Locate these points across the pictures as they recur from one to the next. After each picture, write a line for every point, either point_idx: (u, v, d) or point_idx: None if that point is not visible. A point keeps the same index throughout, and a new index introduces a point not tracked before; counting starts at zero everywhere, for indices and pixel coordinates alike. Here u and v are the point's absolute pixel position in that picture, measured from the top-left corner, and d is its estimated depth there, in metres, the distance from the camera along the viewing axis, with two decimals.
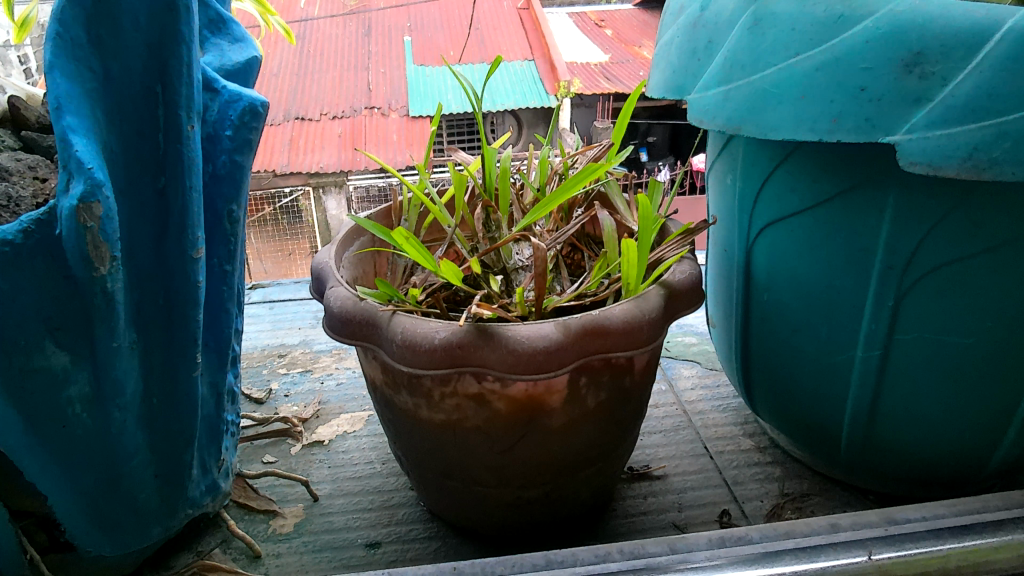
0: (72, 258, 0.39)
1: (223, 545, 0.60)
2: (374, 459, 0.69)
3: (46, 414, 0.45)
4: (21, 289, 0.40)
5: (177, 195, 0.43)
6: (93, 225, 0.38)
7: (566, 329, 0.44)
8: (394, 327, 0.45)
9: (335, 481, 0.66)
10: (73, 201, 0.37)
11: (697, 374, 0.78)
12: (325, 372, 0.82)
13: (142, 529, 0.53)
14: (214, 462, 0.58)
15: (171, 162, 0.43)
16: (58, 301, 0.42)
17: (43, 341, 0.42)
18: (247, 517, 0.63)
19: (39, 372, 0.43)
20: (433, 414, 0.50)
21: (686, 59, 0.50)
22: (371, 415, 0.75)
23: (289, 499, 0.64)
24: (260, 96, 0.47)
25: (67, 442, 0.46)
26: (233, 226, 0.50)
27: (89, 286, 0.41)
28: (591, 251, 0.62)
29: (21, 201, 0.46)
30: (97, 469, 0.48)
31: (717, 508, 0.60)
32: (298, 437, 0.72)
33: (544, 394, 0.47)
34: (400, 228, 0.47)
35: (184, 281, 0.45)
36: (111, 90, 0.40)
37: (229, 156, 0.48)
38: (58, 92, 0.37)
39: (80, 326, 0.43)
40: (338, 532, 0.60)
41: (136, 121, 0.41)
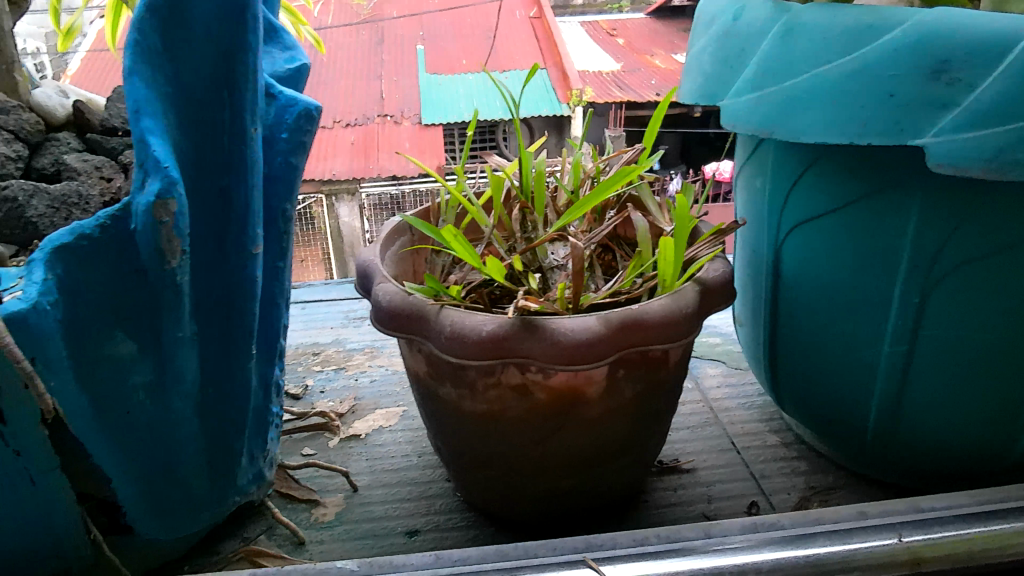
0: (145, 251, 0.42)
1: (267, 531, 0.62)
2: (411, 451, 0.71)
3: (114, 402, 0.47)
4: (96, 281, 0.43)
5: (240, 194, 0.46)
6: (167, 221, 0.41)
7: (607, 323, 0.46)
8: (443, 320, 0.48)
9: (373, 472, 0.69)
10: (150, 198, 0.39)
11: (722, 373, 0.80)
12: (358, 369, 0.84)
13: (192, 512, 0.56)
14: (260, 452, 0.61)
15: (235, 163, 0.45)
16: (127, 293, 0.44)
17: (113, 331, 0.45)
18: (289, 505, 0.65)
19: (108, 360, 0.45)
20: (475, 404, 0.52)
21: (718, 67, 0.52)
22: (405, 410, 0.77)
23: (329, 489, 0.67)
24: (315, 101, 0.50)
25: (129, 428, 0.49)
26: (286, 225, 0.52)
27: (160, 278, 0.43)
28: (623, 251, 0.64)
29: (89, 198, 0.48)
30: (155, 454, 0.51)
31: (745, 500, 0.61)
32: (335, 431, 0.74)
33: (584, 386, 0.49)
34: (448, 226, 0.50)
35: (245, 275, 0.48)
36: (183, 94, 0.42)
37: (284, 158, 0.50)
38: (136, 96, 0.39)
39: (147, 317, 0.46)
40: (377, 520, 0.63)
41: (204, 124, 0.44)
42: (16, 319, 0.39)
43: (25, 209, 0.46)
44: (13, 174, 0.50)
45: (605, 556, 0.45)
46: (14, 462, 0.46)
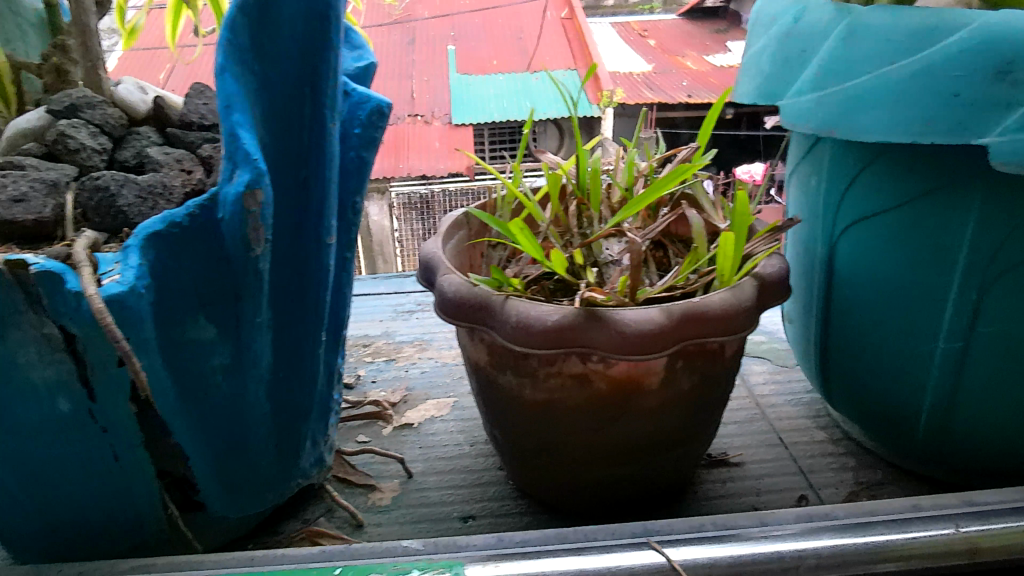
0: (232, 239, 0.44)
1: (327, 514, 0.65)
2: (463, 441, 0.73)
3: (194, 382, 0.49)
4: (183, 267, 0.45)
5: (318, 187, 0.48)
6: (255, 210, 0.43)
7: (668, 315, 0.48)
8: (508, 310, 0.50)
9: (427, 460, 0.71)
10: (241, 188, 0.42)
11: (768, 370, 0.81)
12: (408, 361, 0.87)
13: (259, 489, 0.58)
14: (321, 436, 0.63)
15: (315, 156, 0.47)
16: (212, 279, 0.46)
17: (197, 315, 0.47)
18: (347, 490, 0.68)
19: (191, 343, 0.48)
20: (535, 393, 0.54)
21: (779, 67, 0.53)
22: (456, 401, 0.79)
23: (385, 475, 0.69)
24: (386, 98, 0.52)
25: (207, 407, 0.51)
26: (355, 217, 0.54)
27: (244, 265, 0.45)
28: (677, 248, 0.65)
29: (173, 190, 0.50)
30: (230, 433, 0.53)
31: (795, 493, 0.62)
32: (388, 419, 0.76)
33: (643, 376, 0.51)
34: (515, 219, 0.52)
35: (318, 264, 0.50)
36: (269, 90, 0.45)
37: (356, 152, 0.52)
38: (228, 92, 0.41)
39: (229, 302, 0.48)
40: (433, 506, 0.65)
41: (286, 119, 0.46)
42: (115, 301, 0.42)
43: (117, 199, 0.48)
44: (98, 166, 0.53)
45: (667, 540, 0.47)
46: (102, 438, 0.49)
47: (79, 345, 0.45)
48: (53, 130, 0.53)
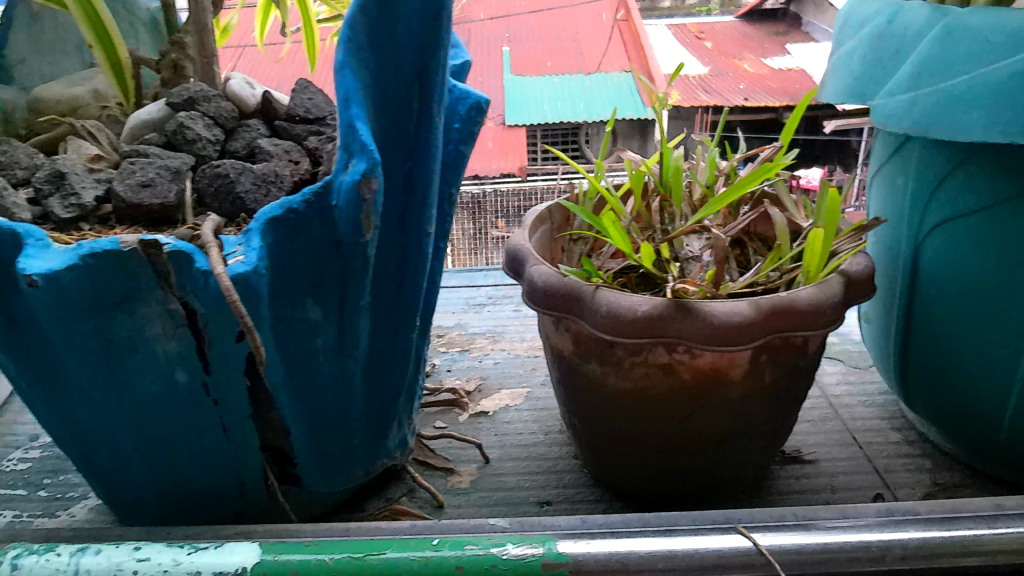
0: (344, 225, 0.47)
1: (409, 493, 0.68)
2: (538, 429, 0.76)
3: (300, 360, 0.53)
4: (298, 252, 0.48)
5: (422, 178, 0.51)
6: (368, 198, 0.45)
7: (757, 308, 0.49)
8: (599, 300, 0.52)
9: (503, 446, 0.74)
10: (357, 176, 0.44)
11: (841, 371, 0.81)
12: (482, 352, 0.90)
13: (350, 466, 0.61)
14: (404, 419, 0.66)
15: (420, 149, 0.50)
16: (323, 263, 0.49)
17: (307, 296, 0.50)
18: (427, 472, 0.71)
19: (300, 323, 0.51)
20: (620, 381, 0.56)
21: (869, 68, 0.54)
22: (529, 391, 0.82)
23: (463, 459, 0.72)
24: (484, 95, 0.54)
25: (310, 385, 0.54)
26: (450, 209, 0.57)
27: (354, 250, 0.48)
28: (756, 246, 0.66)
29: (284, 178, 0.53)
30: (327, 410, 0.57)
31: (870, 492, 0.63)
32: (464, 407, 0.79)
33: (728, 368, 0.53)
34: (607, 212, 0.54)
35: (418, 252, 0.53)
36: (381, 85, 0.47)
37: (455, 146, 0.55)
38: (346, 87, 0.44)
39: (335, 286, 0.51)
40: (511, 490, 0.67)
41: (396, 113, 0.49)
42: (240, 280, 0.45)
43: (235, 185, 0.51)
44: (212, 155, 0.56)
45: (753, 526, 0.48)
46: (213, 410, 0.53)
47: (201, 321, 0.48)
48: (173, 121, 0.57)
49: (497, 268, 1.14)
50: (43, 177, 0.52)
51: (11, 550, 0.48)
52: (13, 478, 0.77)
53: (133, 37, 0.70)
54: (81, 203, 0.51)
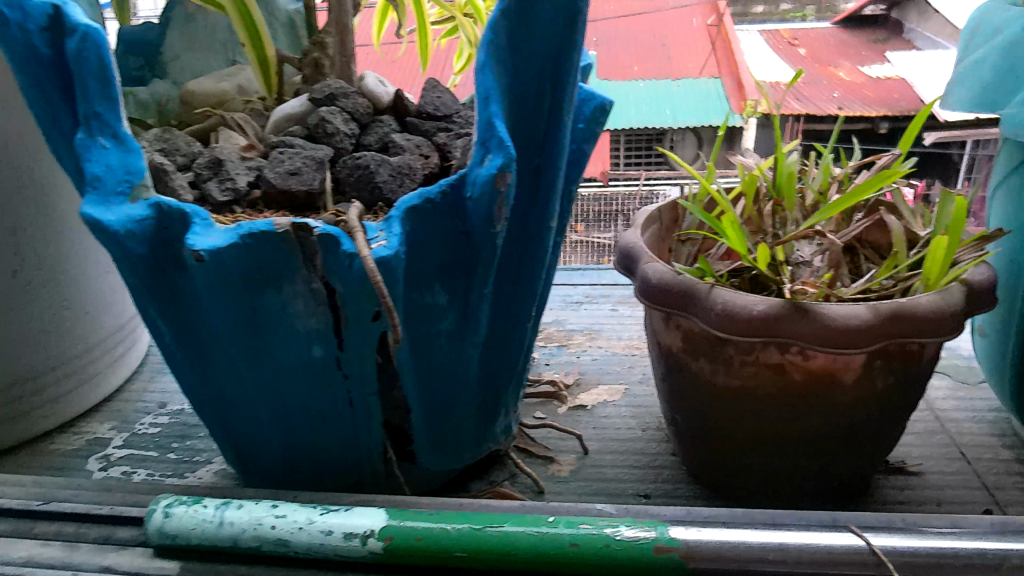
0: (477, 216, 0.50)
1: (511, 478, 0.71)
2: (636, 425, 0.78)
3: (424, 342, 0.56)
4: (431, 239, 0.51)
5: (548, 174, 0.53)
6: (503, 191, 0.48)
7: (876, 312, 0.50)
8: (714, 298, 0.53)
9: (602, 439, 0.76)
10: (493, 170, 0.47)
11: (949, 386, 0.80)
12: (580, 348, 0.93)
13: (460, 445, 0.65)
14: (510, 406, 0.69)
15: (549, 146, 0.52)
16: (453, 252, 0.53)
17: (435, 282, 0.53)
18: (528, 459, 0.74)
19: (427, 307, 0.54)
20: (728, 379, 0.57)
21: (1004, 75, 0.56)
22: (627, 389, 0.84)
23: (562, 449, 0.75)
24: (609, 96, 0.56)
25: (431, 366, 0.58)
26: (569, 205, 0.59)
27: (483, 240, 0.51)
28: (868, 253, 0.66)
29: (417, 170, 0.56)
30: (444, 390, 0.60)
31: (979, 507, 0.62)
32: (563, 399, 0.82)
33: (840, 371, 0.53)
34: (727, 213, 0.56)
35: (539, 245, 0.56)
36: (517, 85, 0.50)
37: (579, 145, 0.57)
38: (487, 87, 0.47)
39: (461, 273, 0.54)
40: (610, 481, 0.69)
41: (529, 112, 0.51)
42: (382, 263, 0.48)
43: (374, 175, 0.55)
44: (348, 148, 0.60)
45: (866, 526, 0.49)
46: (343, 384, 0.56)
47: (340, 300, 0.51)
48: (315, 116, 0.61)
49: (593, 269, 1.17)
50: (203, 163, 0.56)
51: (164, 499, 0.54)
52: (146, 440, 0.84)
53: (276, 37, 0.75)
54: (235, 187, 0.55)
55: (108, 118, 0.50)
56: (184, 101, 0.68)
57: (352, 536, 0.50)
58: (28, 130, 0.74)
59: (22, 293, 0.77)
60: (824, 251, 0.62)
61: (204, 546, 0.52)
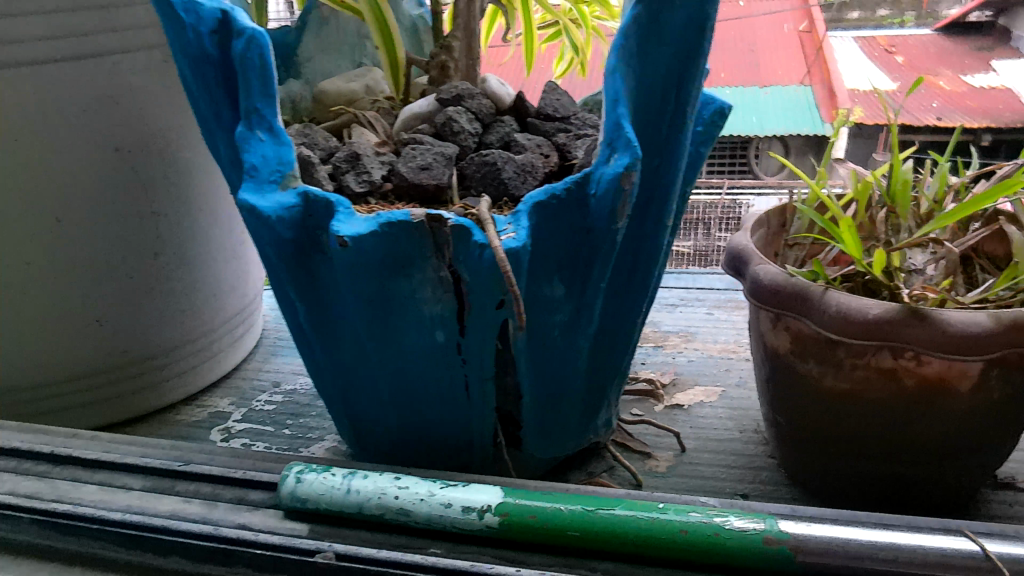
0: (599, 212, 0.53)
1: (609, 470, 0.73)
2: (733, 426, 0.79)
3: (539, 332, 0.59)
4: (553, 233, 0.54)
5: (667, 174, 0.56)
6: (627, 189, 0.51)
7: (997, 320, 0.50)
8: (828, 300, 0.55)
9: (699, 438, 0.77)
10: (619, 169, 0.50)
11: None
12: (675, 349, 0.95)
13: (563, 434, 0.67)
14: (612, 400, 0.71)
15: (668, 148, 0.55)
16: (572, 246, 0.55)
17: (553, 275, 0.56)
18: (626, 454, 0.76)
19: (544, 298, 0.57)
20: (837, 382, 0.58)
21: None
22: (724, 390, 0.85)
23: (660, 446, 0.77)
24: (727, 101, 0.58)
25: (543, 355, 0.60)
26: (682, 205, 0.61)
27: (603, 236, 0.54)
28: (984, 264, 0.66)
29: (538, 169, 0.60)
30: (553, 379, 0.63)
31: None
32: (659, 398, 0.84)
33: (955, 379, 0.53)
34: (845, 218, 0.57)
35: (653, 242, 0.59)
36: (642, 89, 0.52)
37: (695, 147, 0.59)
38: (616, 89, 0.50)
39: (578, 267, 0.57)
40: (708, 479, 0.71)
41: (652, 115, 0.54)
42: (511, 253, 0.51)
43: (501, 172, 0.58)
44: (471, 146, 0.63)
45: (981, 532, 0.49)
46: (460, 368, 0.60)
47: (466, 289, 0.55)
48: (442, 114, 0.65)
49: (687, 274, 1.18)
50: (341, 156, 0.61)
51: (296, 467, 0.59)
52: (263, 416, 0.89)
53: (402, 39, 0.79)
54: (371, 179, 0.59)
55: (266, 113, 0.54)
56: (317, 99, 0.73)
57: (470, 509, 0.53)
58: (175, 123, 0.81)
59: (163, 274, 0.84)
60: (938, 259, 0.61)
61: (331, 511, 0.56)
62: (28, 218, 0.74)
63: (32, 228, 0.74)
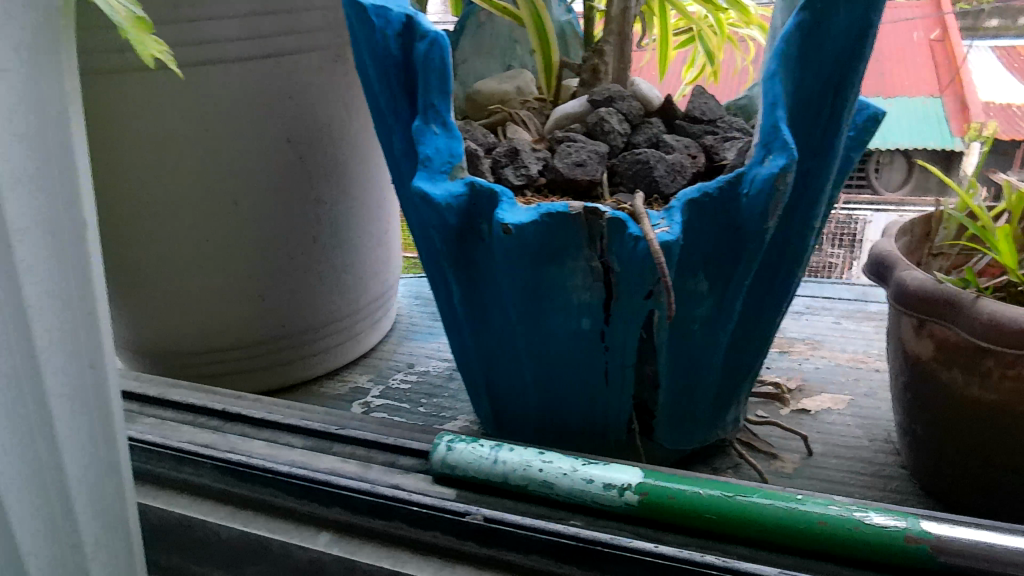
0: (750, 211, 0.55)
1: (734, 467, 0.75)
2: (862, 435, 0.78)
3: (680, 325, 0.61)
4: (703, 230, 0.57)
5: (818, 178, 0.57)
6: (781, 190, 0.52)
7: None
8: (979, 308, 0.56)
9: (826, 444, 0.77)
10: (775, 170, 0.52)
11: None
12: (802, 356, 0.95)
13: (692, 426, 0.70)
14: (741, 398, 0.73)
15: (821, 152, 0.56)
16: (720, 244, 0.58)
17: (698, 270, 0.59)
18: (751, 453, 0.77)
19: (688, 292, 0.59)
20: (984, 392, 0.57)
21: None
22: (852, 399, 0.85)
23: (786, 448, 0.77)
24: (880, 107, 0.59)
25: (682, 347, 0.63)
26: (828, 210, 0.62)
27: (752, 234, 0.56)
28: None
29: (688, 168, 0.62)
30: (689, 371, 0.65)
31: None
32: (785, 402, 0.85)
33: None
34: (1002, 227, 0.57)
35: (798, 244, 0.60)
36: (800, 94, 0.54)
37: (846, 152, 0.61)
38: (774, 94, 0.53)
39: (723, 265, 0.59)
40: (835, 483, 0.71)
41: (806, 119, 0.56)
42: (666, 246, 0.54)
43: (653, 170, 0.61)
44: (621, 145, 0.67)
45: None
46: (602, 354, 0.63)
47: (615, 279, 0.57)
48: (594, 115, 0.68)
49: (813, 283, 1.17)
50: (501, 152, 0.65)
51: (447, 436, 0.64)
52: (399, 393, 0.95)
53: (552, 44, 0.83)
54: (529, 173, 0.63)
55: (441, 108, 0.59)
56: (472, 99, 0.77)
57: (611, 486, 0.56)
58: (339, 119, 0.87)
59: (320, 256, 0.91)
60: None
61: (478, 479, 0.61)
62: (211, 201, 0.82)
63: (213, 209, 0.82)
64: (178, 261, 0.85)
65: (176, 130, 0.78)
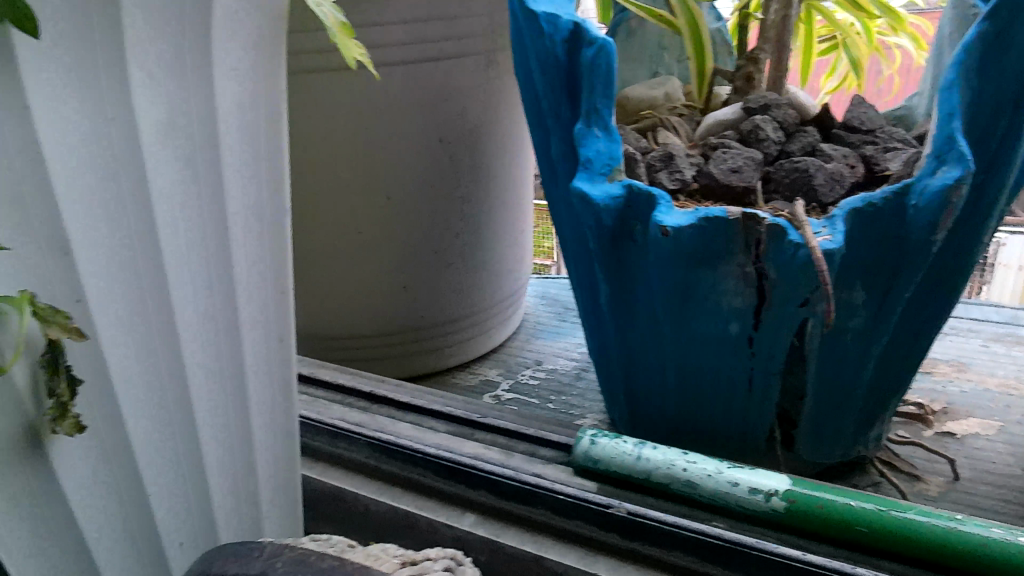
0: (918, 223, 0.54)
1: (874, 485, 0.73)
2: (1015, 463, 0.75)
3: (833, 335, 0.61)
4: (865, 240, 0.56)
5: (991, 192, 0.56)
6: (954, 202, 0.52)
7: None
8: None
9: (975, 469, 0.74)
10: (949, 181, 0.51)
11: None
12: (946, 379, 0.91)
13: (833, 440, 0.69)
14: (886, 416, 0.71)
15: (996, 165, 0.55)
16: (881, 255, 0.57)
17: (857, 280, 0.58)
18: (892, 472, 0.75)
19: (844, 303, 0.59)
20: None
21: None
22: (1003, 426, 0.81)
23: (930, 470, 0.75)
24: None
25: (832, 357, 0.62)
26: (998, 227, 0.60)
27: (917, 246, 0.55)
28: None
29: (847, 178, 0.62)
30: (837, 383, 0.65)
31: None
32: (929, 423, 0.82)
33: None
34: None
35: (964, 259, 0.59)
36: (976, 105, 0.54)
37: None
38: (951, 104, 0.53)
39: (882, 276, 0.58)
40: (985, 510, 0.68)
41: (982, 132, 0.54)
42: (828, 254, 0.54)
43: (812, 178, 0.61)
44: (775, 154, 0.67)
45: None
46: (748, 361, 0.63)
47: (770, 285, 0.58)
48: (749, 122, 0.69)
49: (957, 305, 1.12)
50: (656, 156, 0.66)
51: (590, 432, 0.66)
52: (528, 388, 0.98)
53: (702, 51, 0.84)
54: (683, 178, 0.64)
55: (603, 113, 0.61)
56: (622, 104, 0.79)
57: (757, 490, 0.57)
58: (486, 120, 0.91)
59: (460, 252, 0.95)
60: None
61: (620, 475, 0.62)
62: (366, 195, 0.87)
63: (367, 201, 0.87)
64: (332, 250, 0.90)
65: (340, 126, 0.83)
